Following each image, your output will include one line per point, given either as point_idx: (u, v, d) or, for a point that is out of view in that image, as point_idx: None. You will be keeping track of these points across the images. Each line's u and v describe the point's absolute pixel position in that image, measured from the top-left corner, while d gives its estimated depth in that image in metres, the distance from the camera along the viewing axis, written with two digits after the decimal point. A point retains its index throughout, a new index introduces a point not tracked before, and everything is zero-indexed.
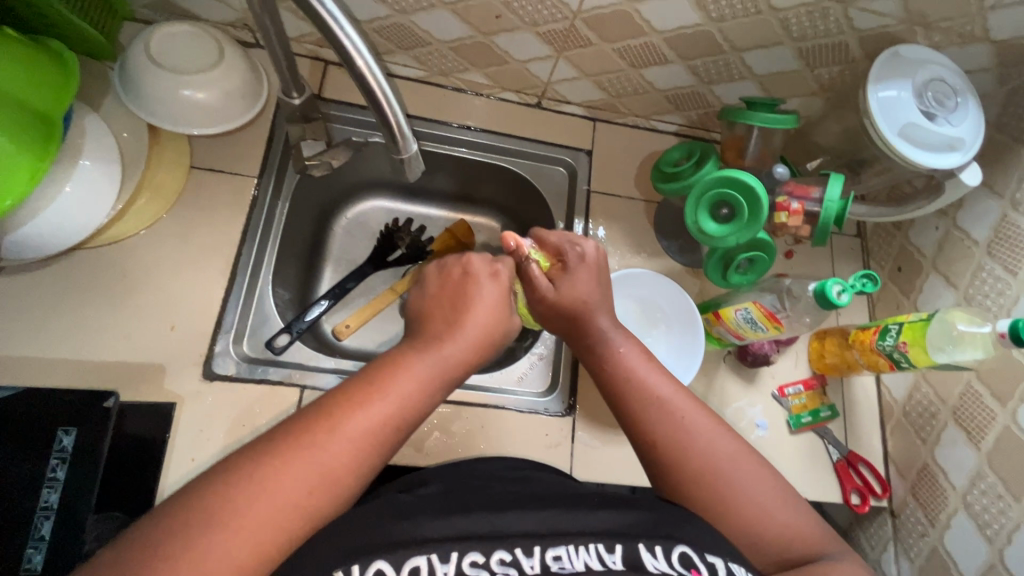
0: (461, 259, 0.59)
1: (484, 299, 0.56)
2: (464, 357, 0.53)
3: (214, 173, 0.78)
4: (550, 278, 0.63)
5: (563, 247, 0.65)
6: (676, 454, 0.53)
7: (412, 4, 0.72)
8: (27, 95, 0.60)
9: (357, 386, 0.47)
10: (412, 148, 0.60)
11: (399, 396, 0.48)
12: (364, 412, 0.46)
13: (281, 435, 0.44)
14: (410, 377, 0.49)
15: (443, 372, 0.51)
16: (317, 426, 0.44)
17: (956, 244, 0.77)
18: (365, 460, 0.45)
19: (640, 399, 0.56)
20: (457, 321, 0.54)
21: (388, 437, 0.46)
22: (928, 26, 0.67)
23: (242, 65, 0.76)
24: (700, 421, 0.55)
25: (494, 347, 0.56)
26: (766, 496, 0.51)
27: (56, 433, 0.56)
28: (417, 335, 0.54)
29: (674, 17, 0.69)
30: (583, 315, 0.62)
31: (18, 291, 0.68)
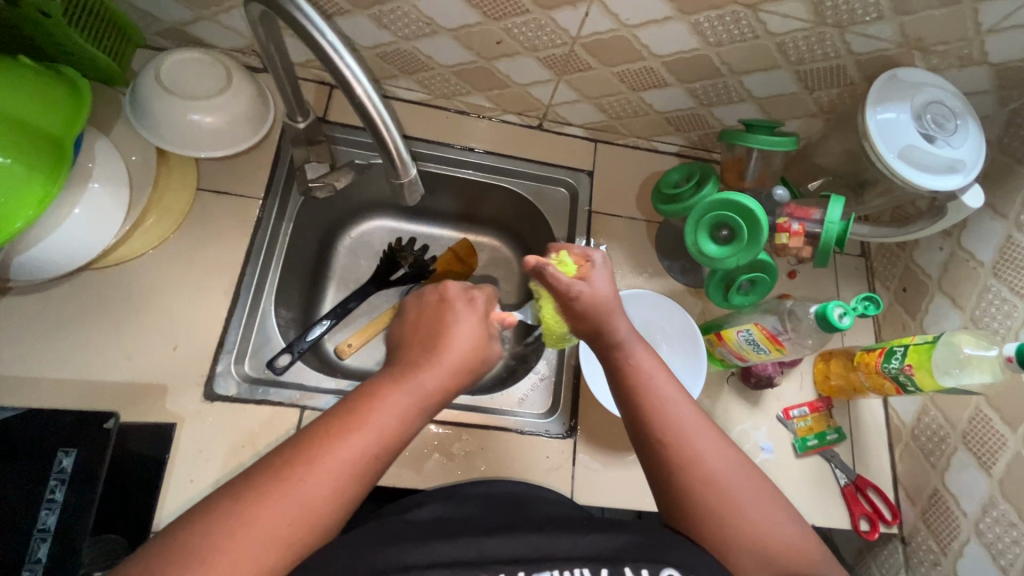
0: (438, 286, 0.59)
1: (463, 326, 0.55)
2: (445, 380, 0.52)
3: (220, 195, 0.79)
4: (583, 278, 0.60)
5: (588, 253, 0.63)
6: (667, 482, 0.52)
7: (414, 31, 0.74)
8: (39, 120, 0.62)
9: (335, 416, 0.47)
10: (412, 172, 0.61)
11: (379, 422, 0.47)
12: (344, 440, 0.46)
13: (260, 469, 0.44)
14: (388, 404, 0.49)
15: (424, 396, 0.50)
16: (296, 458, 0.44)
17: (962, 265, 0.76)
18: (349, 488, 0.45)
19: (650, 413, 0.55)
20: (435, 347, 0.53)
21: (370, 463, 0.46)
22: (925, 49, 0.67)
23: (250, 90, 0.77)
24: (709, 438, 0.54)
25: (477, 372, 0.55)
26: (763, 519, 0.50)
27: (56, 454, 0.56)
28: (394, 364, 0.53)
29: (672, 42, 0.70)
30: (610, 320, 0.59)
31: (26, 312, 0.69)
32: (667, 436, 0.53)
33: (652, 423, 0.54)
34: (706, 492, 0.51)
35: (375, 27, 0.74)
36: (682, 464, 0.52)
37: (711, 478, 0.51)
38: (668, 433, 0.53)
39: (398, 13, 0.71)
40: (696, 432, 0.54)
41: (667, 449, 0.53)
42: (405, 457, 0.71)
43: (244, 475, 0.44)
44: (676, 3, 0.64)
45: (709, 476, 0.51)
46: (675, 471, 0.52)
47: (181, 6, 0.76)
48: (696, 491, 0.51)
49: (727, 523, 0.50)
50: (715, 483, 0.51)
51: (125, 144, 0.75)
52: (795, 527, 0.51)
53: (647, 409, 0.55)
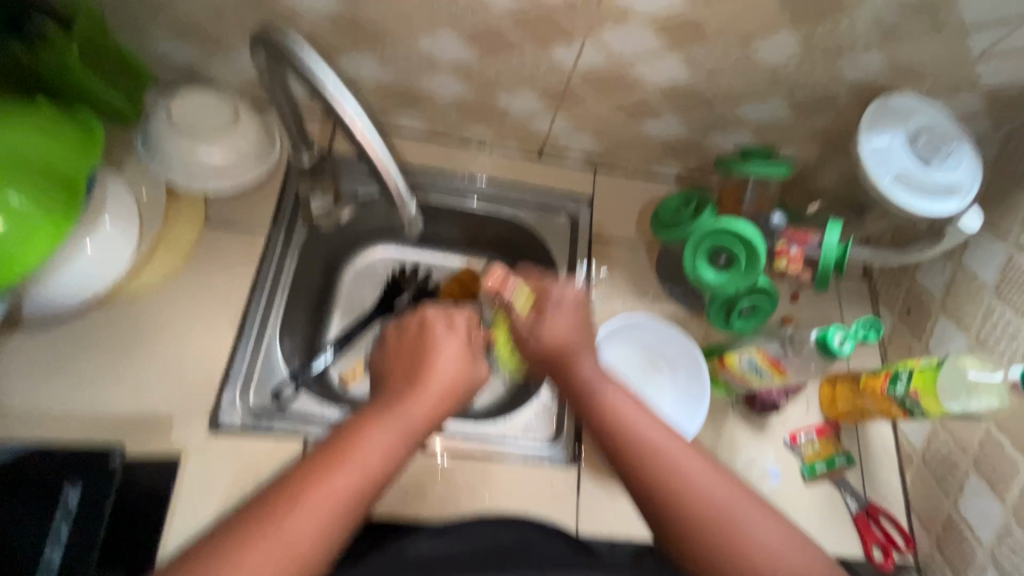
0: (418, 313, 0.62)
1: (445, 351, 0.58)
2: (429, 411, 0.54)
3: (227, 228, 0.81)
4: (533, 318, 0.64)
5: (542, 288, 0.65)
6: (651, 506, 0.53)
7: (416, 68, 0.76)
8: (54, 161, 0.64)
9: (321, 455, 0.50)
10: (411, 207, 0.62)
11: (364, 456, 0.49)
12: (330, 476, 0.48)
13: (249, 511, 0.46)
14: (373, 438, 0.51)
15: (408, 427, 0.53)
16: (283, 498, 0.46)
17: (965, 287, 0.76)
18: (336, 524, 0.47)
19: (633, 447, 0.55)
20: (418, 377, 0.56)
21: (357, 498, 0.48)
22: (916, 77, 0.68)
23: (257, 126, 0.80)
24: (694, 464, 0.54)
25: (463, 398, 0.58)
26: (754, 531, 0.51)
27: (63, 488, 0.57)
28: (382, 394, 0.56)
29: (666, 74, 0.72)
30: (570, 362, 0.61)
31: (37, 346, 0.71)
32: (646, 459, 0.54)
33: (629, 447, 0.55)
34: (691, 511, 0.51)
35: (378, 65, 0.77)
36: (663, 485, 0.53)
37: (696, 495, 0.52)
38: (646, 455, 0.54)
39: (400, 51, 0.74)
40: (675, 450, 0.55)
41: (646, 472, 0.53)
42: (407, 487, 0.71)
43: (237, 518, 0.46)
44: (668, 36, 0.67)
45: (694, 494, 0.52)
46: (659, 493, 0.53)
47: (192, 48, 0.79)
48: (682, 511, 0.51)
49: (718, 541, 0.50)
50: (700, 501, 0.52)
51: (136, 181, 0.78)
52: (784, 537, 0.51)
53: (623, 433, 0.56)
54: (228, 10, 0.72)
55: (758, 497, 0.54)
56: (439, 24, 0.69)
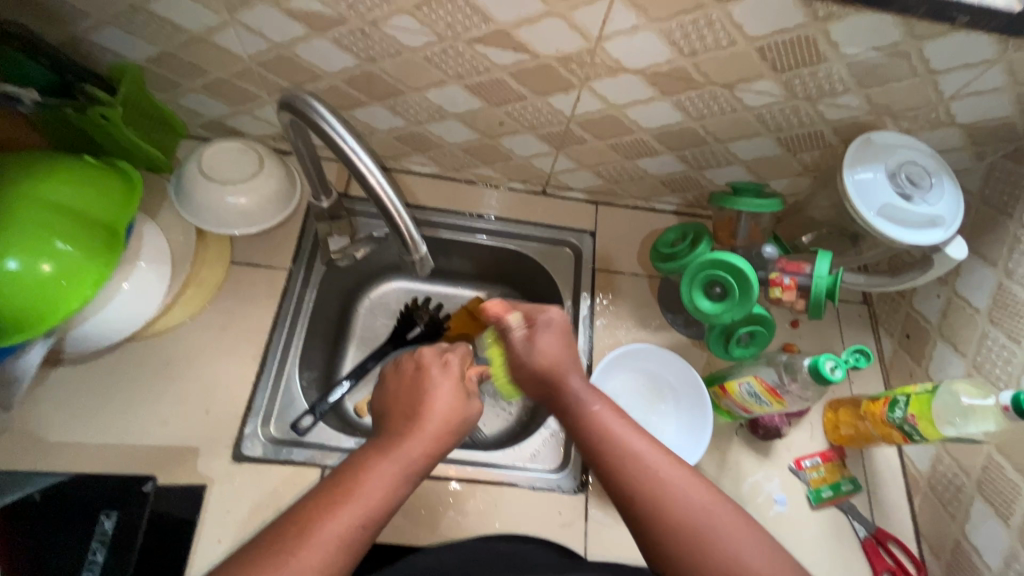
0: (414, 355, 0.65)
1: (441, 391, 0.60)
2: (426, 448, 0.57)
3: (251, 267, 0.87)
4: (525, 343, 0.65)
5: (531, 312, 0.67)
6: (630, 512, 0.55)
7: (426, 116, 0.82)
8: (98, 212, 0.71)
9: (327, 491, 0.52)
10: (422, 250, 0.66)
11: (367, 492, 0.52)
12: (335, 512, 0.50)
13: (254, 550, 0.48)
14: (375, 475, 0.53)
15: (408, 465, 0.55)
16: (291, 533, 0.49)
17: (959, 312, 0.78)
18: (339, 560, 0.49)
19: (617, 460, 0.57)
20: (416, 415, 0.58)
21: (357, 533, 0.50)
22: (895, 115, 0.72)
23: (279, 173, 0.86)
24: (677, 477, 0.55)
25: (459, 434, 0.60)
26: (730, 536, 0.52)
27: (97, 517, 0.61)
28: (381, 433, 0.58)
29: (658, 118, 0.77)
30: (562, 379, 0.63)
31: (75, 381, 0.76)
32: (626, 467, 0.56)
33: (610, 455, 0.57)
34: (667, 516, 0.53)
35: (390, 114, 0.83)
36: (641, 493, 0.54)
37: (672, 501, 0.53)
38: (628, 468, 0.56)
39: (410, 102, 0.80)
40: (654, 461, 0.56)
41: (626, 481, 0.55)
42: (420, 514, 0.73)
43: (250, 550, 0.48)
44: (658, 85, 0.72)
45: (673, 506, 0.53)
46: (637, 499, 0.54)
47: (221, 103, 0.86)
48: (659, 517, 0.53)
49: (693, 544, 0.52)
50: (677, 506, 0.53)
51: (169, 226, 0.84)
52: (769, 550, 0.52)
53: (605, 443, 0.58)
54: (253, 71, 0.79)
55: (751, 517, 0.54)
56: (446, 78, 0.75)
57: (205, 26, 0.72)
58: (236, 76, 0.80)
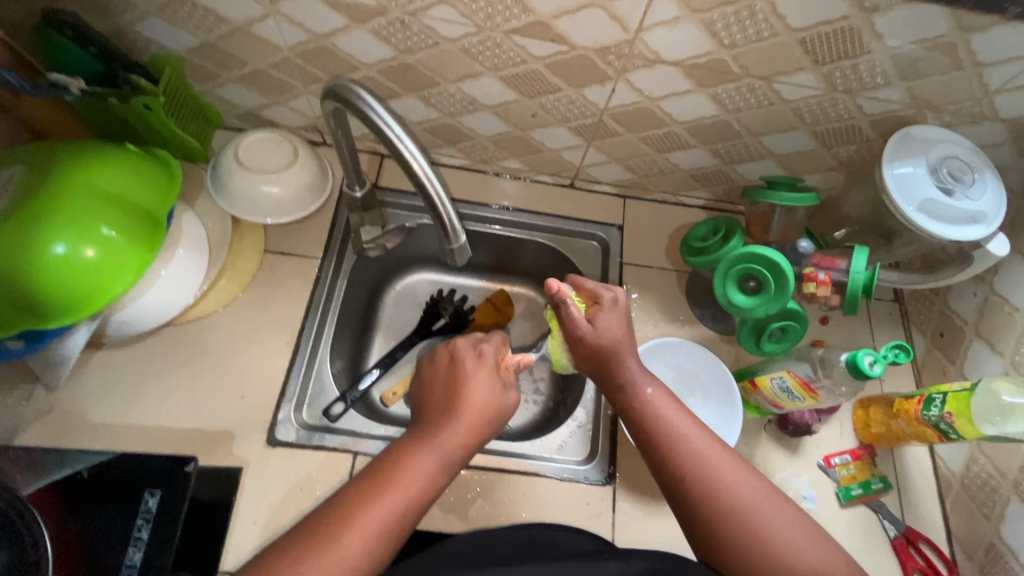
0: (448, 345, 0.65)
1: (477, 382, 0.61)
2: (463, 438, 0.57)
3: (284, 256, 0.88)
4: (589, 319, 0.64)
5: (599, 290, 0.66)
6: (679, 492, 0.56)
7: (459, 108, 0.83)
8: (140, 200, 0.72)
9: (367, 480, 0.53)
10: (461, 239, 0.67)
11: (407, 481, 0.53)
12: (376, 499, 0.51)
13: (299, 535, 0.49)
14: (414, 465, 0.54)
15: (445, 455, 0.56)
16: (334, 517, 0.50)
17: (997, 311, 0.76)
18: (380, 548, 0.50)
19: (668, 439, 0.58)
20: (452, 407, 0.59)
21: (398, 521, 0.51)
22: (936, 109, 0.71)
23: (313, 163, 0.87)
24: (724, 460, 0.56)
25: (494, 426, 0.60)
26: (777, 529, 0.52)
27: (143, 495, 0.63)
28: (418, 424, 0.59)
29: (693, 110, 0.77)
30: (622, 358, 0.63)
31: (116, 364, 0.78)
32: (678, 448, 0.57)
33: (662, 436, 0.59)
34: (714, 500, 0.54)
35: (424, 106, 0.84)
36: (691, 476, 0.55)
37: (719, 485, 0.54)
38: (677, 446, 0.57)
39: (444, 94, 0.81)
40: (701, 442, 0.57)
41: (678, 457, 0.57)
42: (449, 502, 0.74)
43: (291, 539, 0.49)
44: (695, 78, 0.71)
45: (721, 486, 0.54)
46: (686, 481, 0.56)
47: (258, 94, 0.87)
48: (704, 498, 0.54)
49: (742, 533, 0.52)
50: (722, 490, 0.54)
51: (206, 215, 0.86)
52: (815, 544, 0.52)
53: (654, 421, 0.60)
54: (291, 62, 0.80)
55: (782, 497, 0.55)
56: (481, 70, 0.75)
57: (247, 17, 0.73)
58: (274, 67, 0.81)
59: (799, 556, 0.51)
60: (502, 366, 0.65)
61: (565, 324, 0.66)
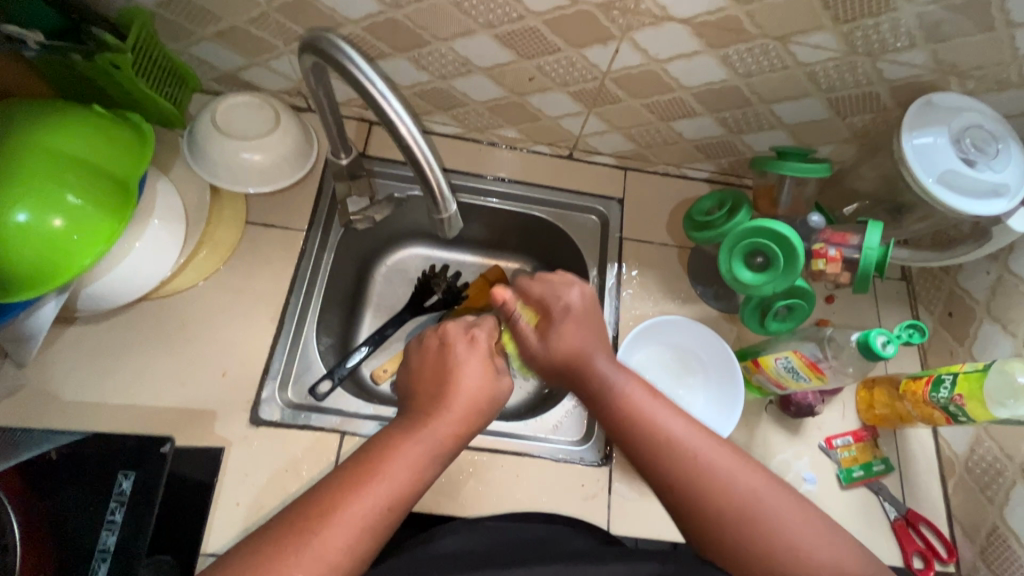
0: (438, 329, 0.61)
1: (469, 369, 0.57)
2: (454, 428, 0.54)
3: (267, 228, 0.83)
4: (539, 335, 0.63)
5: (548, 298, 0.64)
6: (671, 497, 0.53)
7: (452, 70, 0.78)
8: (113, 165, 0.67)
9: (351, 469, 0.50)
10: (452, 208, 0.62)
11: (393, 473, 0.50)
12: (360, 492, 0.48)
13: (279, 530, 0.46)
14: (401, 454, 0.51)
15: (435, 445, 0.53)
16: (315, 511, 0.47)
17: (1011, 290, 0.73)
18: (364, 542, 0.47)
19: (655, 440, 0.54)
20: (444, 394, 0.56)
21: (384, 514, 0.48)
22: (961, 74, 0.67)
23: (297, 129, 0.82)
24: (721, 459, 0.53)
25: (487, 415, 0.57)
26: (777, 522, 0.50)
27: (116, 477, 0.60)
28: (407, 413, 0.56)
29: (701, 74, 0.72)
30: (583, 369, 0.60)
31: (88, 340, 0.74)
32: (666, 451, 0.53)
33: (648, 437, 0.54)
34: (713, 506, 0.51)
35: (414, 68, 0.78)
36: (685, 478, 0.52)
37: (717, 488, 0.51)
38: (665, 448, 0.53)
39: (435, 54, 0.76)
40: (697, 446, 0.53)
41: (667, 462, 0.53)
42: (440, 483, 0.72)
43: (269, 532, 0.46)
44: (705, 38, 0.67)
45: (718, 489, 0.51)
46: (678, 484, 0.52)
47: (235, 54, 0.81)
48: (703, 504, 0.51)
49: (743, 536, 0.50)
50: (721, 494, 0.51)
51: (183, 183, 0.81)
52: (819, 539, 0.50)
53: (642, 425, 0.55)
54: (269, 17, 0.74)
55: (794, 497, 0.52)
56: (475, 27, 0.70)
57: None
58: (251, 23, 0.76)
59: (799, 551, 0.49)
60: (494, 352, 0.62)
61: (519, 341, 0.65)
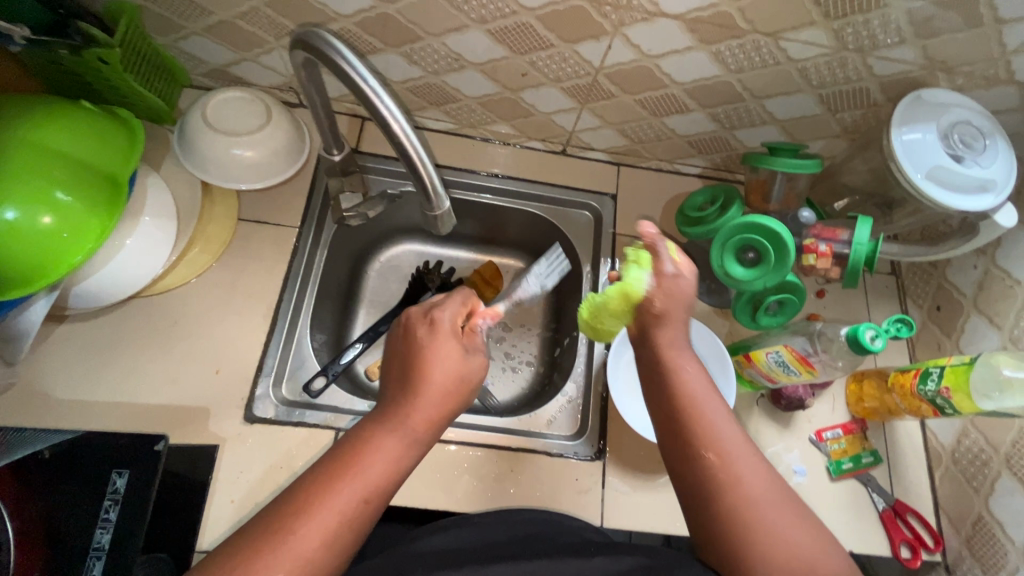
0: (404, 318, 0.61)
1: (437, 356, 0.56)
2: (426, 416, 0.54)
3: (259, 224, 0.83)
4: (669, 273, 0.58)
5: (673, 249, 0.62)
6: (698, 485, 0.50)
7: (443, 66, 0.78)
8: (102, 161, 0.66)
9: (327, 465, 0.50)
10: (445, 204, 0.63)
11: (367, 467, 0.50)
12: (334, 487, 0.48)
13: (259, 526, 0.46)
14: (375, 449, 0.51)
15: (408, 434, 0.53)
16: (293, 507, 0.47)
17: (997, 284, 0.74)
18: (342, 535, 0.47)
19: (699, 423, 0.52)
20: (415, 383, 0.55)
21: (360, 507, 0.48)
22: (949, 71, 0.68)
23: (288, 124, 0.81)
24: (753, 459, 0.50)
25: (461, 399, 0.57)
26: (793, 535, 0.48)
27: (109, 475, 0.60)
28: (381, 404, 0.56)
29: (694, 70, 0.72)
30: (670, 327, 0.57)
31: (79, 339, 0.73)
32: (708, 435, 0.51)
33: (692, 418, 0.52)
34: (738, 506, 0.48)
35: (405, 63, 0.78)
36: (720, 468, 0.50)
37: (744, 488, 0.49)
38: (707, 433, 0.51)
39: (428, 49, 0.75)
40: (736, 438, 0.51)
41: (705, 449, 0.51)
42: (435, 478, 0.72)
43: (254, 526, 0.47)
44: (697, 33, 0.67)
45: (746, 488, 0.49)
46: (710, 473, 0.50)
47: (226, 49, 0.81)
48: (726, 503, 0.49)
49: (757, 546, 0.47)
50: (745, 495, 0.49)
51: (174, 179, 0.80)
52: (814, 546, 0.47)
53: (689, 410, 0.53)
54: (259, 11, 0.73)
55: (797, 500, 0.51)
56: (467, 22, 0.70)
57: None
58: (242, 18, 0.75)
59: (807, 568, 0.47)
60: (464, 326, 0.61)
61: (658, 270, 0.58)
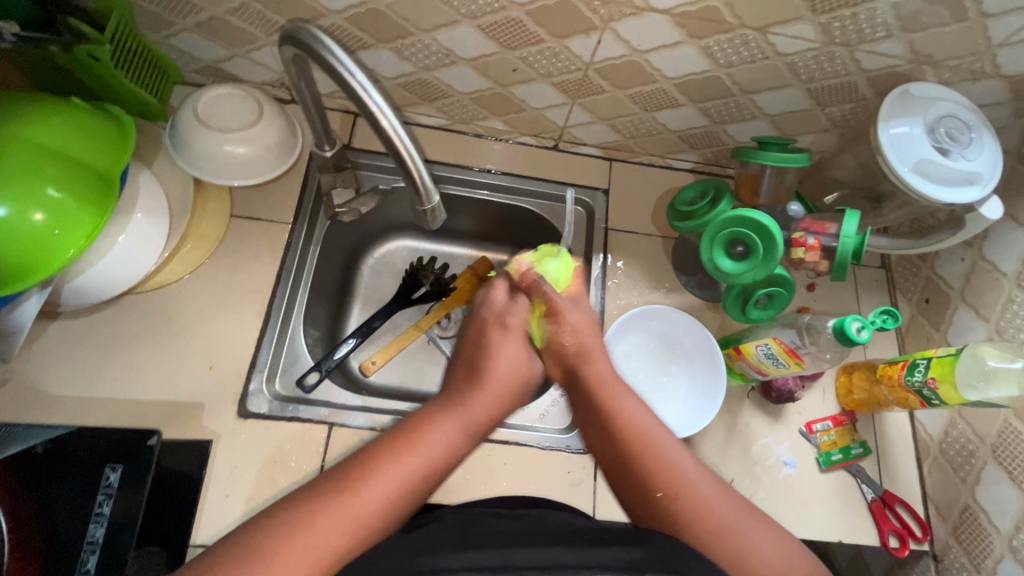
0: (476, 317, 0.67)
1: (504, 353, 0.62)
2: (488, 408, 0.58)
3: (252, 221, 0.83)
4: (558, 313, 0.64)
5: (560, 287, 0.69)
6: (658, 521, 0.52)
7: (435, 61, 0.78)
8: (94, 159, 0.66)
9: (394, 436, 0.53)
10: (435, 200, 0.63)
11: (431, 442, 0.53)
12: (401, 455, 0.51)
13: (311, 489, 0.47)
14: (438, 427, 0.54)
15: (471, 420, 0.56)
16: (358, 469, 0.49)
17: (984, 276, 0.75)
18: (404, 501, 0.49)
19: (651, 458, 0.54)
20: (480, 376, 0.60)
21: (421, 480, 0.51)
22: (935, 64, 0.68)
23: (280, 120, 0.81)
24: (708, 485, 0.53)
25: (515, 400, 0.62)
26: (760, 552, 0.50)
27: (104, 470, 0.61)
28: (444, 392, 0.59)
29: (684, 65, 0.73)
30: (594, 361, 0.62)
31: (73, 335, 0.74)
32: (660, 469, 0.54)
33: (643, 453, 0.55)
34: (700, 531, 0.51)
35: (396, 59, 0.78)
36: (677, 498, 0.52)
37: (705, 513, 0.52)
38: (660, 465, 0.54)
39: (419, 45, 0.75)
40: (691, 468, 0.54)
41: (661, 481, 0.53)
42: None
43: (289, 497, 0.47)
44: (687, 28, 0.67)
45: (705, 514, 0.51)
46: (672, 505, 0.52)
47: (217, 45, 0.81)
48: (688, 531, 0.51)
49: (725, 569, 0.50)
50: (706, 520, 0.51)
51: (165, 175, 0.80)
52: (782, 554, 0.50)
53: (639, 446, 0.55)
54: (250, 7, 0.73)
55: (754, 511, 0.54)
56: (458, 18, 0.70)
57: None
58: (232, 14, 0.75)
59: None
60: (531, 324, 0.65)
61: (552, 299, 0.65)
